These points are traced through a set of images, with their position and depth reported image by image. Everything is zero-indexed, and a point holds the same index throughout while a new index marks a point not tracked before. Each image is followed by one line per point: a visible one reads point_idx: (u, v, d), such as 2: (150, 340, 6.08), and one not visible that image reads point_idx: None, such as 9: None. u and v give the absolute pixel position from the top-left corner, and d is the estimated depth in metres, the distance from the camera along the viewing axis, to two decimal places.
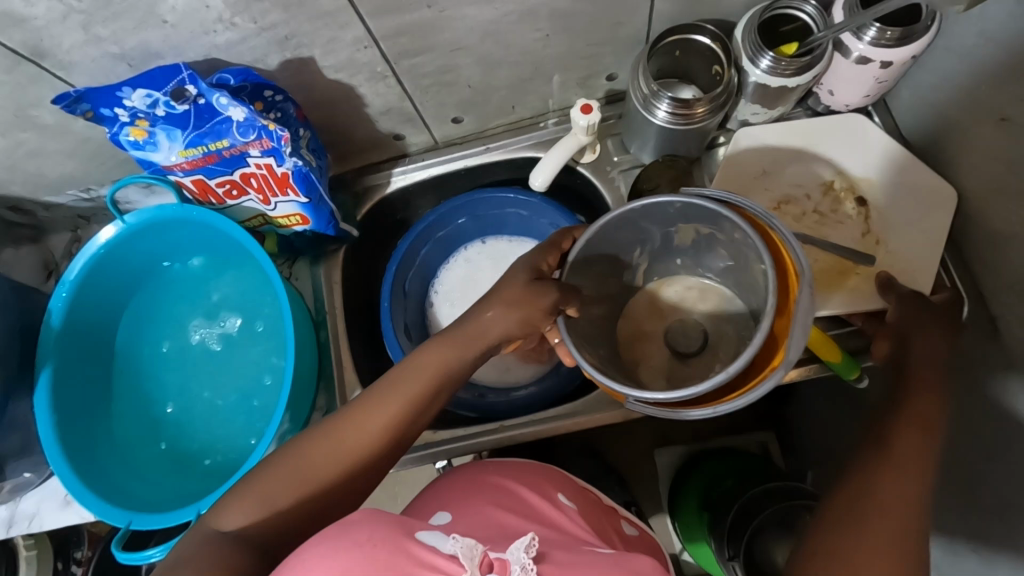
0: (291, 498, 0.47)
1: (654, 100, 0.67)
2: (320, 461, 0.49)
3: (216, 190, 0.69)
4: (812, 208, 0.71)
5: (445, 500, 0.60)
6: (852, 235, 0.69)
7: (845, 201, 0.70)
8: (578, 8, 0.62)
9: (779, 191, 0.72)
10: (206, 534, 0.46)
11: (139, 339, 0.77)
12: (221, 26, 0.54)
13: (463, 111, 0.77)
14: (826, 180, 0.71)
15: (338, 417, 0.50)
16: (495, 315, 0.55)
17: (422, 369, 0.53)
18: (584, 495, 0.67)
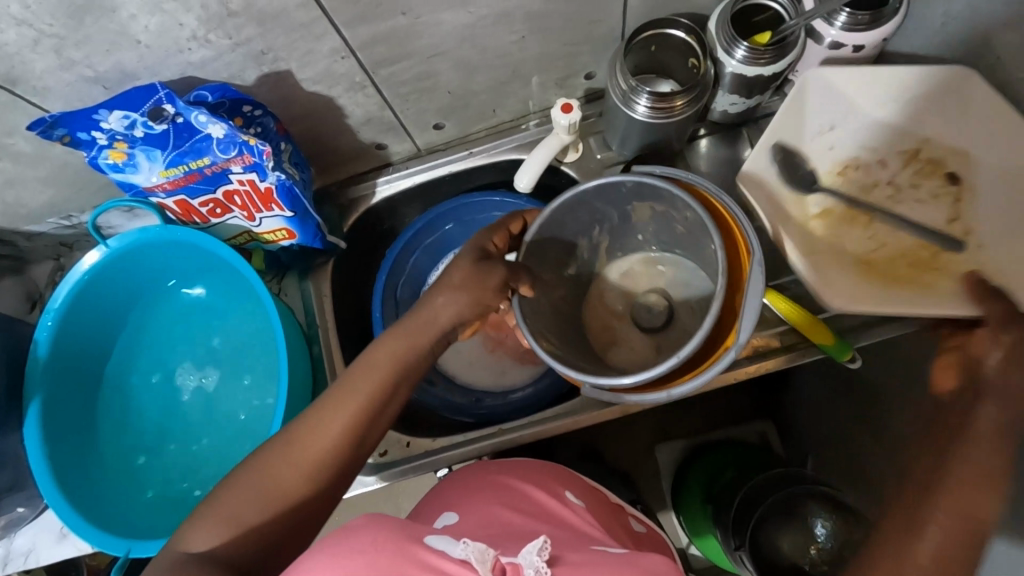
0: (264, 513, 0.45)
1: (633, 96, 0.67)
2: (288, 470, 0.46)
3: (199, 209, 0.69)
4: (887, 179, 0.66)
5: (456, 499, 0.62)
6: (932, 214, 0.63)
7: (928, 174, 0.64)
8: (552, 9, 0.62)
9: (847, 153, 0.66)
10: (175, 557, 0.43)
11: (130, 364, 0.75)
12: (196, 43, 0.54)
13: (445, 117, 0.77)
14: (906, 151, 0.65)
15: (299, 422, 0.48)
16: (446, 299, 0.55)
17: (378, 365, 0.51)
18: (592, 494, 0.68)
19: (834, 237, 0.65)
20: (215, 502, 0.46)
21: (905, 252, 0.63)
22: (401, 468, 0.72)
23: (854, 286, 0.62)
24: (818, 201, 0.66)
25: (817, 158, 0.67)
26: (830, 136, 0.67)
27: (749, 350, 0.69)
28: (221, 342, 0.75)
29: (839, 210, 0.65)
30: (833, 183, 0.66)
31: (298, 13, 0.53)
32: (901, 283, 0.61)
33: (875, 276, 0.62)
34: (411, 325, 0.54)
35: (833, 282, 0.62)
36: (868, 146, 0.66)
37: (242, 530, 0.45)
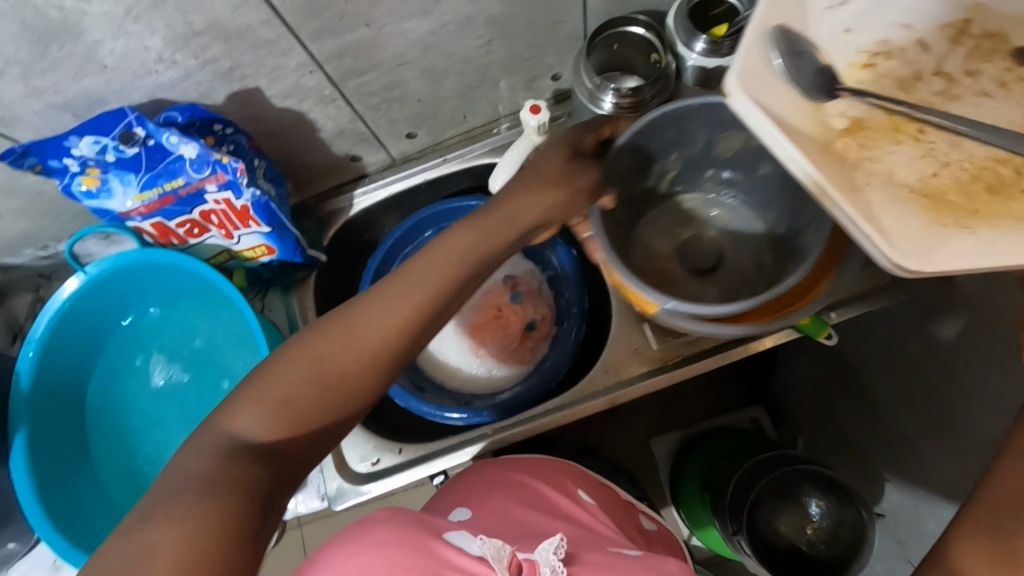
0: (317, 401, 0.42)
1: (599, 94, 0.69)
2: (343, 356, 0.43)
3: (176, 231, 0.69)
4: (932, 67, 0.38)
5: (477, 490, 0.63)
6: (1018, 112, 0.36)
7: (992, 54, 0.36)
8: (514, 12, 0.64)
9: (873, 33, 0.37)
10: (220, 436, 0.40)
11: (118, 388, 0.75)
12: (164, 65, 0.55)
13: (416, 125, 0.78)
14: (950, 24, 0.37)
15: (366, 298, 0.45)
16: (530, 198, 0.53)
17: (448, 254, 0.49)
18: (603, 490, 0.70)
19: (874, 159, 0.35)
20: (264, 379, 0.42)
21: (977, 172, 0.35)
22: (393, 478, 0.72)
23: (924, 232, 0.32)
24: (842, 109, 0.36)
25: (829, 45, 0.37)
26: (840, 14, 0.37)
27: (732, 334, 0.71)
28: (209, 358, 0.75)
29: (873, 118, 0.37)
30: (853, 82, 0.37)
31: (262, 30, 0.54)
32: (991, 220, 0.33)
33: (947, 213, 0.34)
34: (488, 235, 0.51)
35: (896, 222, 0.32)
36: (900, 20, 0.37)
37: (294, 416, 0.41)
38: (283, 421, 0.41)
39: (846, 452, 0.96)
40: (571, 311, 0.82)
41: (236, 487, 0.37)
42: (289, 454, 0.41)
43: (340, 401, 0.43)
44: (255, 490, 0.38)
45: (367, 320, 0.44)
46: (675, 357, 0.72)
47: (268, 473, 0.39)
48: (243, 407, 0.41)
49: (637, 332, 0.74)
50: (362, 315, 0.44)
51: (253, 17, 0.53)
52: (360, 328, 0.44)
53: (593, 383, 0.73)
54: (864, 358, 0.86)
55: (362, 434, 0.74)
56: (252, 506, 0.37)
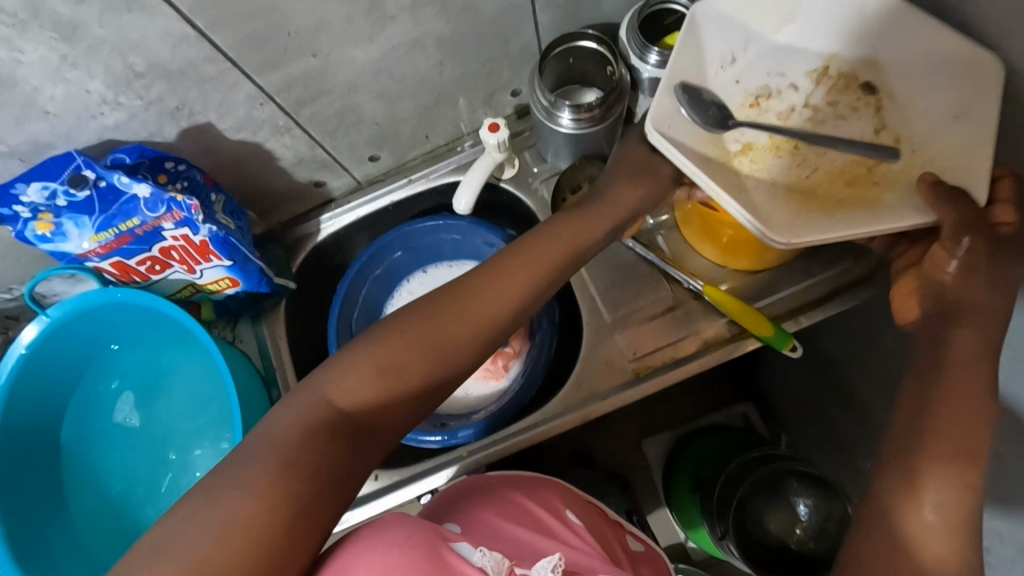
0: (423, 369, 0.45)
1: (555, 111, 0.69)
2: (453, 330, 0.46)
3: (137, 268, 0.68)
4: (801, 101, 0.57)
5: (463, 506, 0.63)
6: (856, 131, 0.55)
7: (845, 89, 0.55)
8: (461, 33, 0.64)
9: (755, 86, 0.57)
10: (320, 399, 0.43)
11: (91, 431, 0.73)
12: (108, 107, 0.54)
13: (378, 148, 0.78)
14: (815, 70, 0.56)
15: (488, 270, 0.50)
16: (623, 188, 0.57)
17: (550, 240, 0.52)
18: (588, 509, 0.70)
19: (759, 168, 0.55)
20: (376, 346, 0.44)
21: (840, 172, 0.54)
22: (373, 504, 0.72)
23: (795, 216, 0.51)
24: (736, 137, 0.55)
25: (724, 94, 0.57)
26: (731, 71, 0.57)
27: (699, 342, 0.71)
28: (189, 396, 0.74)
29: (760, 142, 0.56)
30: (742, 115, 0.57)
31: (205, 66, 0.54)
32: (845, 205, 0.52)
33: (813, 204, 0.53)
34: (587, 227, 0.55)
35: (770, 209, 0.52)
36: (776, 71, 0.57)
37: (396, 383, 0.44)
38: (382, 385, 0.44)
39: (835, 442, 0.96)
40: (542, 324, 0.81)
41: (313, 464, 0.40)
42: (378, 426, 0.44)
43: (438, 377, 0.45)
44: (325, 467, 0.40)
45: (477, 299, 0.48)
46: (648, 367, 0.72)
47: (351, 446, 0.42)
48: (349, 375, 0.43)
49: (609, 343, 0.74)
50: (474, 294, 0.48)
51: (194, 54, 0.53)
52: (470, 307, 0.47)
53: (568, 398, 0.73)
54: (842, 355, 0.86)
55: None
56: (324, 482, 0.40)
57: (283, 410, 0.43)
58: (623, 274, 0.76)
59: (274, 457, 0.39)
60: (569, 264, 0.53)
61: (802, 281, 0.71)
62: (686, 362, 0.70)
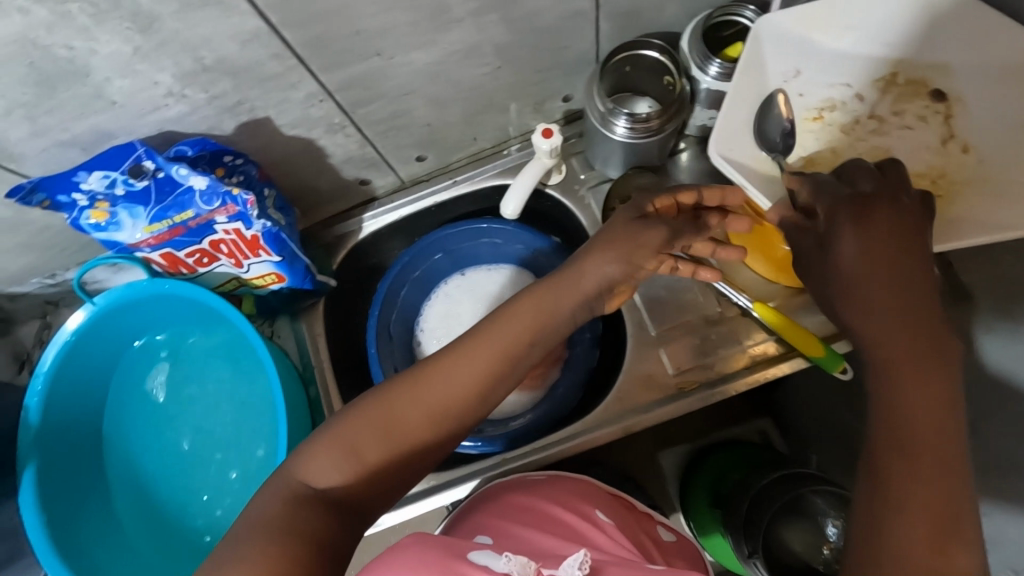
0: (378, 454, 0.46)
1: (611, 118, 0.68)
2: (408, 413, 0.47)
3: (186, 260, 0.68)
4: (866, 112, 0.55)
5: (486, 518, 0.62)
6: (922, 143, 0.53)
7: (914, 98, 0.54)
8: (522, 39, 0.63)
9: (819, 98, 0.55)
10: (294, 485, 0.45)
11: (122, 427, 0.72)
12: (172, 99, 0.54)
13: (425, 149, 0.77)
14: (880, 78, 0.55)
15: (444, 352, 0.49)
16: (592, 262, 0.52)
17: (518, 316, 0.50)
18: (615, 506, 0.68)
19: None
20: (334, 431, 0.46)
21: None
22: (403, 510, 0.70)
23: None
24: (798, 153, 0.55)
25: (785, 108, 0.55)
26: (795, 84, 0.56)
27: (746, 359, 0.70)
28: (220, 394, 0.72)
29: (822, 156, 0.55)
30: (805, 130, 0.55)
31: (269, 65, 0.54)
32: None
33: None
34: (555, 301, 0.51)
35: None
36: (841, 82, 0.55)
37: (358, 467, 0.46)
38: (346, 470, 0.45)
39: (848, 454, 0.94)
40: (583, 337, 0.79)
41: (295, 533, 0.41)
42: (353, 502, 0.45)
43: (403, 460, 0.47)
44: (310, 535, 0.42)
45: (433, 382, 0.47)
46: (692, 383, 0.71)
47: (327, 516, 0.43)
48: (314, 459, 0.45)
49: (651, 357, 0.73)
50: (431, 376, 0.47)
51: (262, 51, 0.52)
52: (426, 389, 0.47)
53: (607, 410, 0.72)
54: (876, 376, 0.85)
55: None
56: (311, 547, 0.41)
57: (260, 497, 0.45)
58: (666, 288, 0.75)
59: (265, 527, 0.42)
60: (541, 339, 0.50)
61: None
62: (733, 378, 0.69)
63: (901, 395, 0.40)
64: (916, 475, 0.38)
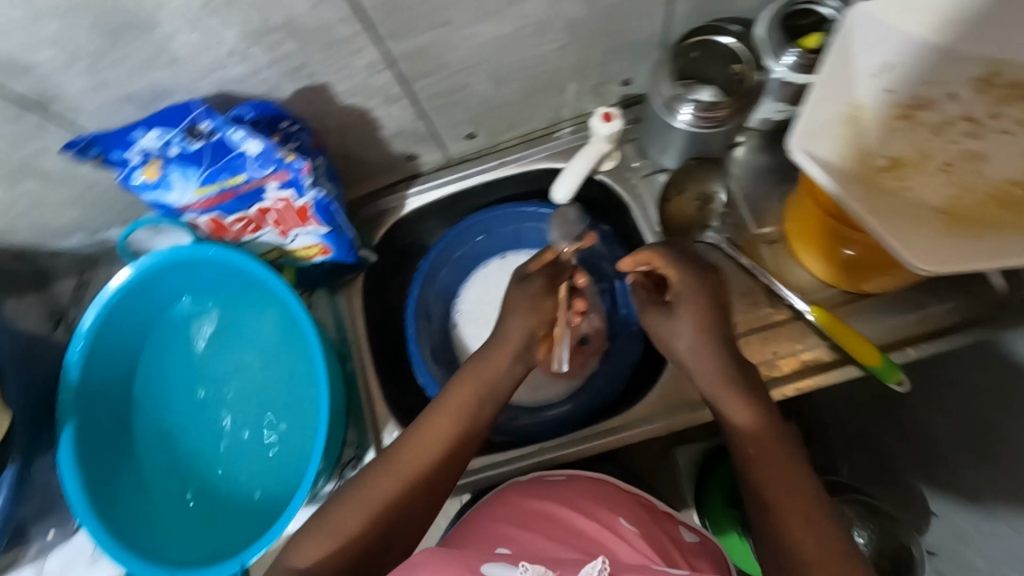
0: (362, 524, 0.51)
1: (677, 104, 0.66)
2: (382, 491, 0.53)
3: (232, 227, 0.67)
4: (960, 114, 0.52)
5: (497, 524, 0.61)
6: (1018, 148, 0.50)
7: (1013, 103, 0.50)
8: (594, 16, 0.60)
9: (908, 94, 0.53)
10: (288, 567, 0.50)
11: (165, 389, 0.71)
12: (234, 59, 0.52)
13: (476, 126, 0.75)
14: (979, 77, 0.51)
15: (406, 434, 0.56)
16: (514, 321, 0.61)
17: (465, 383, 0.58)
18: (634, 508, 0.65)
19: (906, 187, 0.52)
20: (329, 518, 0.52)
21: (992, 193, 0.50)
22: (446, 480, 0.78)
23: (936, 242, 0.48)
24: (882, 151, 0.53)
25: (870, 104, 0.53)
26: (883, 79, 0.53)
27: (796, 364, 0.68)
28: (262, 361, 0.71)
29: (910, 157, 0.53)
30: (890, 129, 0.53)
31: (337, 29, 0.52)
32: (992, 229, 0.49)
33: (960, 227, 0.49)
34: (488, 365, 0.59)
35: (920, 234, 0.49)
36: (932, 79, 0.52)
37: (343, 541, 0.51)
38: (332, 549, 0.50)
39: (870, 467, 0.84)
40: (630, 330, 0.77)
41: None
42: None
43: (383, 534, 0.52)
44: None
45: (402, 456, 0.54)
46: None
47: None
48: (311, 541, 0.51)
49: None
50: (400, 452, 0.55)
51: (331, 14, 0.50)
52: (397, 464, 0.54)
53: (648, 405, 0.71)
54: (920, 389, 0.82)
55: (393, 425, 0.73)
56: None
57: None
58: None
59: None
60: (490, 396, 0.58)
61: (914, 312, 0.68)
62: (781, 381, 0.68)
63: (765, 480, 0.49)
64: (813, 529, 0.45)
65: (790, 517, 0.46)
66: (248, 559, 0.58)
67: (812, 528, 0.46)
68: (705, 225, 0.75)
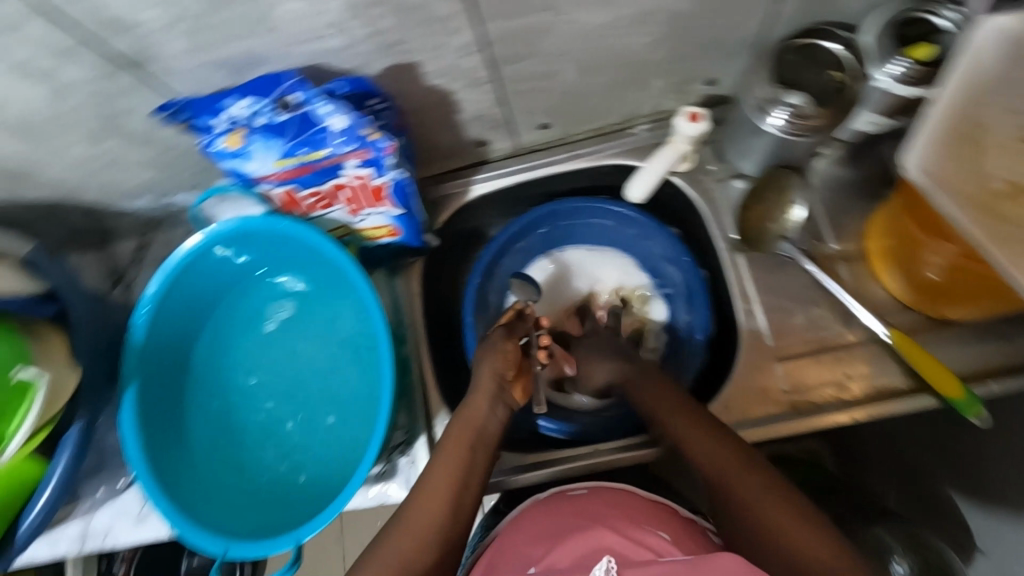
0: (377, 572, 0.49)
1: (769, 106, 0.63)
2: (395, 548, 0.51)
3: (304, 201, 0.66)
4: None
5: (519, 546, 0.55)
6: None
7: None
8: (696, 10, 0.58)
9: None
10: None
11: (221, 360, 0.71)
12: (332, 31, 0.51)
13: (553, 116, 0.73)
14: None
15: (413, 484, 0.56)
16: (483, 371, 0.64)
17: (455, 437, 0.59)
18: (658, 509, 0.59)
19: None
20: None
21: None
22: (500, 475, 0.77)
23: None
24: (1002, 172, 0.50)
25: (994, 122, 0.50)
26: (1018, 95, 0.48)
27: (868, 387, 0.66)
28: (319, 340, 0.71)
29: None
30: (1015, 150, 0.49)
31: (439, 7, 0.50)
32: None
33: None
34: (472, 414, 0.61)
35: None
36: None
37: None
38: None
39: (917, 500, 0.80)
40: (693, 338, 0.75)
41: None
42: None
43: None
44: None
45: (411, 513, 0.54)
46: (808, 403, 0.67)
47: None
48: None
49: (768, 371, 0.68)
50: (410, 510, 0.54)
51: None
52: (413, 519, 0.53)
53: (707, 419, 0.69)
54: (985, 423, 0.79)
55: (444, 413, 0.73)
56: None
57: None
58: (790, 297, 0.71)
59: None
60: (480, 442, 0.60)
61: (999, 343, 0.65)
62: (853, 406, 0.65)
63: (763, 511, 0.48)
64: (804, 534, 0.45)
65: (781, 525, 0.46)
66: (305, 536, 0.57)
67: (815, 536, 0.45)
68: (781, 235, 0.71)
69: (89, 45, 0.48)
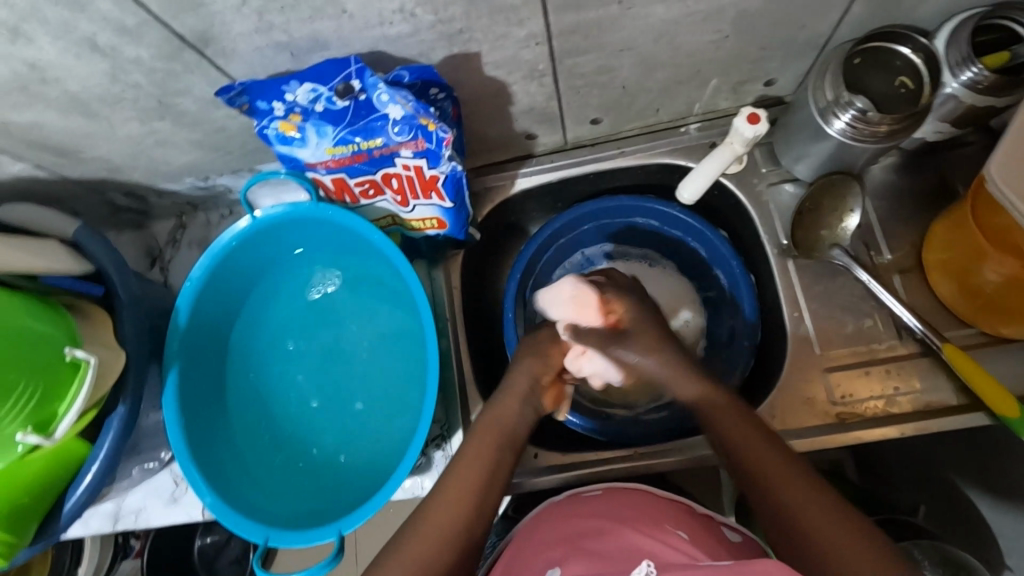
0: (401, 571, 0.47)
1: (835, 110, 0.61)
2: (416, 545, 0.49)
3: (353, 189, 0.65)
4: None
5: (538, 547, 0.53)
6: None
7: None
8: (769, 8, 0.56)
9: None
10: None
11: (260, 342, 0.71)
12: (399, 17, 0.50)
13: (604, 112, 0.72)
14: None
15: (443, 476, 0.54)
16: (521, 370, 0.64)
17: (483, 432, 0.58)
18: (672, 508, 0.56)
19: None
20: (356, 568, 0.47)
21: None
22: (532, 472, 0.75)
23: None
24: None
25: None
26: None
27: (919, 403, 0.65)
28: (359, 326, 0.71)
29: None
30: None
31: None
32: None
33: None
34: (497, 412, 0.60)
35: None
36: None
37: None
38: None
39: None
40: (741, 344, 0.72)
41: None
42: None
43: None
44: None
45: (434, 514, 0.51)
46: (855, 415, 0.65)
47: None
48: None
49: (814, 380, 0.67)
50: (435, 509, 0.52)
51: None
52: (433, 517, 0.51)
53: None
54: None
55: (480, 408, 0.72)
56: None
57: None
58: (840, 306, 0.70)
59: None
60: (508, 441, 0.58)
61: None
62: (902, 420, 0.64)
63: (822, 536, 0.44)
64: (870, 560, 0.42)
65: (843, 548, 0.43)
66: (346, 529, 0.58)
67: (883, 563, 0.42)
68: (834, 243, 0.70)
69: (155, 22, 0.47)
